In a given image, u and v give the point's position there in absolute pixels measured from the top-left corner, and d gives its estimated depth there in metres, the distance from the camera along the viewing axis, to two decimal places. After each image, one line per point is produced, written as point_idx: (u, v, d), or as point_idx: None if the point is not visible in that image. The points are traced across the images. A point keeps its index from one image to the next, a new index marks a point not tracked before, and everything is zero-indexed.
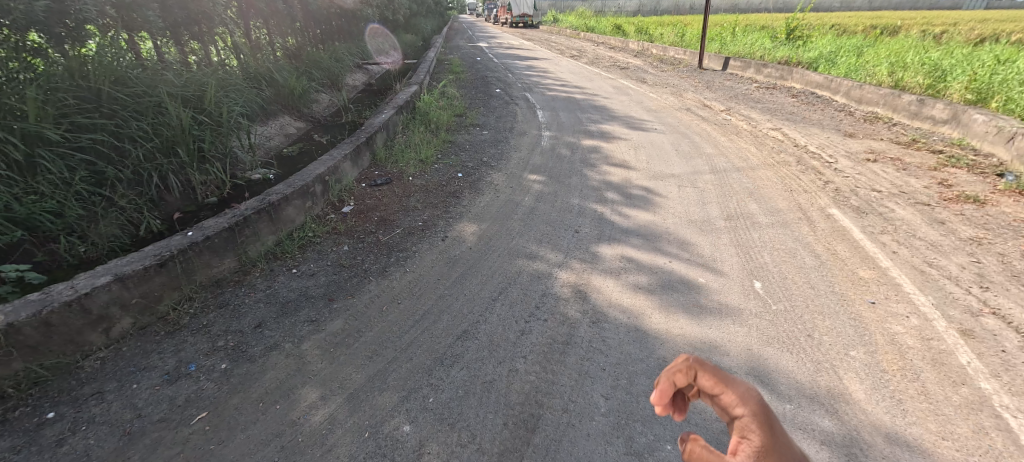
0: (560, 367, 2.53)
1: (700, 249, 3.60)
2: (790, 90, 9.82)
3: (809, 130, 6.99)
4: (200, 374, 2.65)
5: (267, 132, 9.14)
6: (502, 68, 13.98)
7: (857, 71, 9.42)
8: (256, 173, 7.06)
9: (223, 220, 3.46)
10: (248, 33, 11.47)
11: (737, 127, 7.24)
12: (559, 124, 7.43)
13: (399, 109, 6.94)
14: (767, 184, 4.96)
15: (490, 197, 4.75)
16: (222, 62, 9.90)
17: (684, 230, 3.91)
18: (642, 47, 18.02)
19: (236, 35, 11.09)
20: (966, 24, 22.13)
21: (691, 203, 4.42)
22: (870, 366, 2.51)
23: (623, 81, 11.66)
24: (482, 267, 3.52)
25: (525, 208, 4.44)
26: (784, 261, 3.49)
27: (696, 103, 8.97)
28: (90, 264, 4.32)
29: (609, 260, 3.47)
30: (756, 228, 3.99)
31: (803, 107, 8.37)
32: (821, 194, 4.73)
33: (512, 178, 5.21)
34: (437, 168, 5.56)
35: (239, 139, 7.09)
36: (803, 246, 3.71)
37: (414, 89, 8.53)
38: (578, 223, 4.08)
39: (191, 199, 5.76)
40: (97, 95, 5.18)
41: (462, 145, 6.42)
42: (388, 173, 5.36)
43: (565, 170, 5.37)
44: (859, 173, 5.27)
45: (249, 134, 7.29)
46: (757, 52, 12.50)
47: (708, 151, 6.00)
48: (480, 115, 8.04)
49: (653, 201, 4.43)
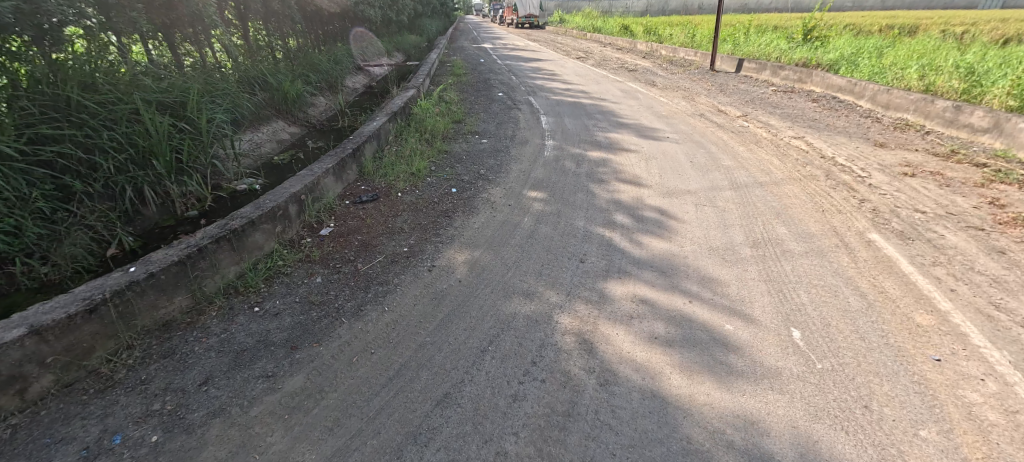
0: (559, 450, 2.05)
1: (724, 286, 3.10)
2: (810, 94, 9.26)
3: (835, 138, 6.45)
4: (125, 449, 2.20)
5: (257, 139, 8.70)
6: (506, 70, 13.52)
7: (883, 73, 8.85)
8: (242, 184, 6.64)
9: (174, 253, 3.00)
10: (244, 35, 11.10)
11: (756, 135, 6.73)
12: (565, 132, 6.95)
13: (392, 117, 6.49)
14: (794, 203, 4.44)
15: (485, 217, 4.27)
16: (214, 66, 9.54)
17: (705, 261, 3.40)
18: (650, 47, 17.50)
19: (230, 38, 10.72)
20: (985, 23, 21.45)
21: (711, 226, 3.91)
22: (946, 452, 2.01)
23: (630, 84, 11.16)
24: (472, 307, 3.04)
25: (523, 231, 3.95)
26: (826, 303, 2.98)
27: (709, 108, 8.46)
28: (51, 288, 3.90)
29: (619, 302, 2.98)
30: (788, 258, 3.47)
31: (825, 113, 7.83)
32: (857, 215, 4.21)
33: (510, 194, 4.74)
34: (429, 182, 5.09)
35: (223, 147, 6.67)
36: (846, 282, 3.20)
37: (411, 93, 8.08)
38: (583, 250, 3.60)
39: (167, 214, 5.34)
40: (66, 103, 4.78)
41: (459, 155, 5.96)
42: (376, 188, 4.90)
43: (569, 186, 4.89)
44: (897, 189, 4.74)
45: (234, 142, 6.86)
46: (772, 53, 11.94)
47: (726, 163, 5.50)
48: (480, 121, 7.57)
49: (668, 225, 3.93)
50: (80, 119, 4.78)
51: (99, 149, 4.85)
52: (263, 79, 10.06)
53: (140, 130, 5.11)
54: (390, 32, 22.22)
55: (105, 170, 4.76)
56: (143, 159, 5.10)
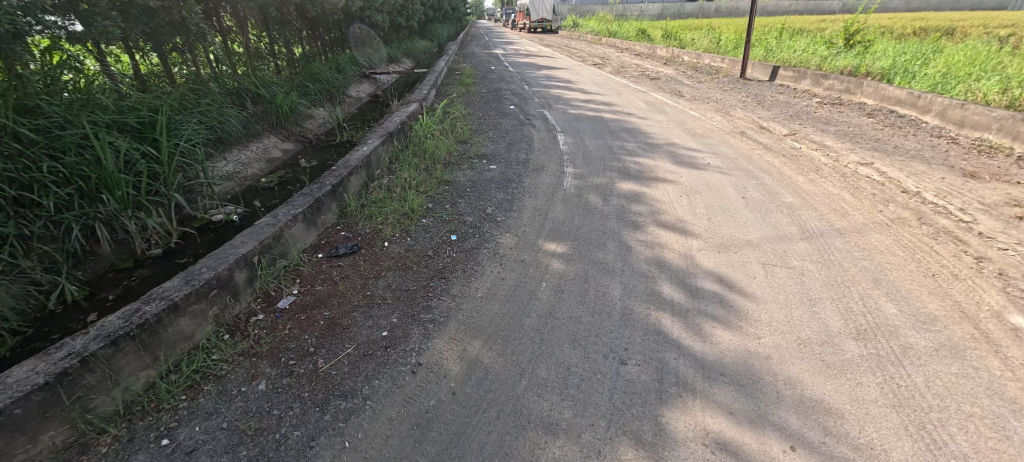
0: None
1: (837, 421, 2.14)
2: (862, 107, 8.20)
3: (911, 166, 5.41)
4: None
5: (244, 158, 7.88)
6: (519, 79, 12.63)
7: (949, 84, 7.81)
8: (219, 214, 5.84)
9: (48, 365, 2.12)
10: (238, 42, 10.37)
11: (812, 159, 5.72)
12: (587, 155, 5.99)
13: (386, 139, 5.60)
14: (893, 264, 3.41)
15: (492, 281, 3.33)
16: (205, 77, 8.79)
17: (798, 369, 2.42)
18: (671, 53, 16.49)
19: (223, 46, 9.96)
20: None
21: (792, 303, 2.94)
22: None
23: (654, 94, 10.19)
24: (469, 448, 2.11)
25: (541, 307, 3.01)
26: (997, 456, 1.99)
27: (749, 123, 7.47)
28: None
29: (685, 448, 2.05)
30: (914, 363, 2.48)
31: (887, 131, 6.79)
32: (982, 282, 3.19)
33: (524, 245, 3.80)
34: (425, 225, 4.14)
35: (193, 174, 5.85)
36: (1013, 410, 2.20)
37: (412, 109, 7.22)
38: (624, 344, 2.65)
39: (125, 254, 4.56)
40: (5, 129, 4.04)
41: (462, 186, 5.03)
42: (358, 234, 3.98)
43: (597, 234, 3.93)
44: (1019, 240, 3.70)
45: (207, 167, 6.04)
46: (810, 60, 10.88)
47: (788, 201, 4.49)
48: (489, 142, 6.66)
49: (733, 302, 2.97)
50: (21, 146, 4.02)
51: (39, 184, 4.09)
52: (255, 92, 9.27)
53: (92, 157, 4.40)
54: (400, 38, 21.46)
55: (46, 208, 4.04)
56: (95, 192, 4.37)
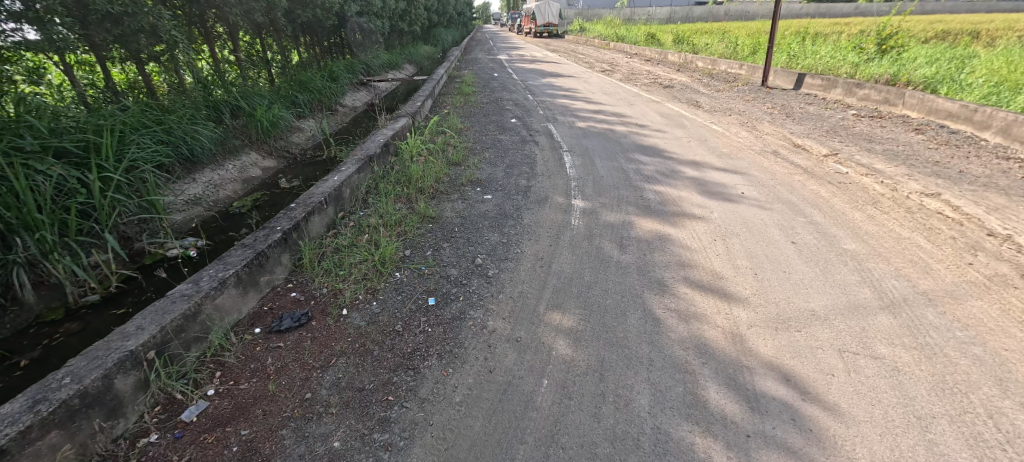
0: None
1: None
2: (906, 120, 7.32)
3: (987, 197, 4.54)
4: None
5: (217, 177, 7.12)
6: (523, 87, 11.85)
7: (1007, 95, 6.95)
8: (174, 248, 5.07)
9: None
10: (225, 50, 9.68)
11: (864, 187, 4.87)
12: (599, 182, 5.15)
13: (364, 165, 4.80)
14: (1016, 353, 2.54)
15: (478, 375, 2.50)
16: (183, 87, 8.03)
17: None
18: (684, 58, 15.66)
19: (204, 54, 9.26)
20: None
21: (896, 428, 2.10)
22: None
23: (669, 105, 9.37)
24: None
25: (543, 425, 2.18)
26: None
27: (779, 140, 6.62)
28: None
29: None
30: None
31: (943, 151, 5.92)
32: None
33: (521, 315, 2.96)
34: (398, 282, 3.31)
35: (139, 203, 5.04)
36: None
37: (400, 124, 6.43)
38: None
39: (53, 303, 3.99)
40: None
41: (450, 223, 4.22)
42: (310, 296, 3.14)
43: (614, 297, 3.08)
44: None
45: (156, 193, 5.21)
46: (839, 67, 10.00)
47: (850, 249, 3.63)
48: (486, 163, 5.85)
49: (811, 425, 2.13)
50: None
51: None
52: (235, 104, 8.51)
53: (9, 190, 3.92)
54: (402, 42, 20.69)
55: None
56: (14, 232, 3.92)
